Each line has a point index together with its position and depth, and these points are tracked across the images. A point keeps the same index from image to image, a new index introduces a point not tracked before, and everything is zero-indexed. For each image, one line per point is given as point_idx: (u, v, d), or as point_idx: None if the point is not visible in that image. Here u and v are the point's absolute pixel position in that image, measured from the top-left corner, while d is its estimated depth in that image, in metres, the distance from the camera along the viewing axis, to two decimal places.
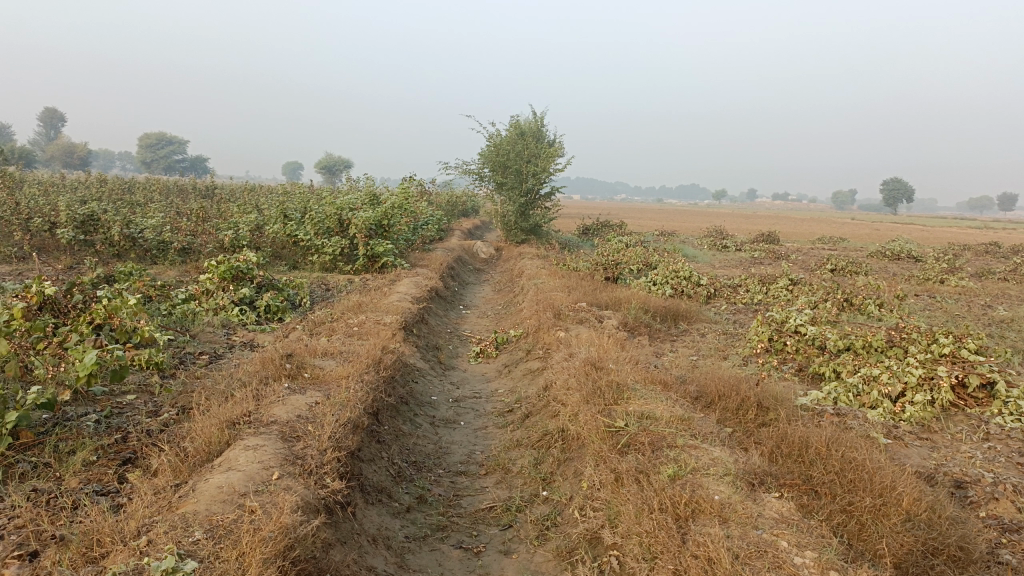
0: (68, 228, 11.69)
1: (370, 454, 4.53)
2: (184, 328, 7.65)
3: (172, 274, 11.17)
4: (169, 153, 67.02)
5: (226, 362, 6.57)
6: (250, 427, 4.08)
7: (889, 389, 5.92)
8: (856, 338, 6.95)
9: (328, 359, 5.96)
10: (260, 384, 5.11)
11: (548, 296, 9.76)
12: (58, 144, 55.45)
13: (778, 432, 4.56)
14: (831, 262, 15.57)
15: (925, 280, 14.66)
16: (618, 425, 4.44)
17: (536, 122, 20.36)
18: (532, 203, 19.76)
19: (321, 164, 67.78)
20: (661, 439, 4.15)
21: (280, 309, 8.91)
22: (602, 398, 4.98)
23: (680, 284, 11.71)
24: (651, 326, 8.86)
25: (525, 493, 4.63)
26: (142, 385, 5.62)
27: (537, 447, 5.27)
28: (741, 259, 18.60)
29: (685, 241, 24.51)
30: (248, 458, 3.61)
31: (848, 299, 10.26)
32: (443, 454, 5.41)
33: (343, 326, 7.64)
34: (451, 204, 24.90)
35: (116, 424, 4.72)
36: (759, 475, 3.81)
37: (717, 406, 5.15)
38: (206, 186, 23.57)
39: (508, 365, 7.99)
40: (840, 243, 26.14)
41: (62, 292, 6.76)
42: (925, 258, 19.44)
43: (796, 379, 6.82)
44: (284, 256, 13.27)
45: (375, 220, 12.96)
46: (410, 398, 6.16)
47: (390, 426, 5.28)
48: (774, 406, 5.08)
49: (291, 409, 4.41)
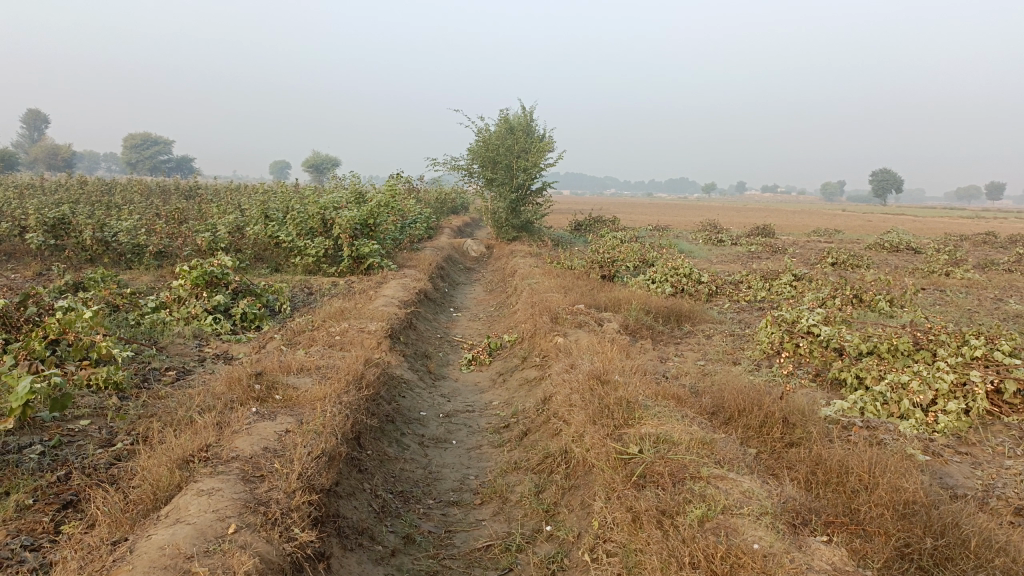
0: (37, 233, 11.10)
1: (348, 488, 3.98)
2: (152, 340, 7.09)
3: (146, 280, 10.57)
4: (155, 154, 66.11)
5: (196, 377, 6.02)
6: (209, 464, 3.52)
7: (920, 397, 5.40)
8: (879, 340, 6.42)
9: (304, 375, 5.40)
10: (226, 408, 4.54)
11: (544, 298, 9.21)
12: (40, 145, 54.70)
13: (810, 454, 4.04)
14: (832, 255, 15.08)
15: (930, 273, 14.19)
16: (631, 451, 3.88)
17: (526, 116, 19.77)
18: (522, 199, 19.20)
19: (309, 162, 66.89)
20: (683, 469, 3.60)
21: (257, 317, 8.33)
22: (610, 417, 4.43)
23: (681, 282, 11.19)
24: (653, 328, 8.32)
25: (527, 528, 4.09)
26: (98, 409, 5.06)
27: (538, 472, 4.72)
28: (739, 253, 18.11)
29: (679, 235, 24.00)
30: (201, 506, 3.05)
31: (857, 295, 9.76)
32: (433, 480, 4.86)
33: (324, 335, 7.07)
34: (440, 201, 24.30)
35: (63, 457, 4.15)
36: (799, 513, 3.28)
37: (737, 423, 4.62)
38: (189, 185, 22.94)
39: (502, 373, 7.44)
40: (836, 235, 25.76)
41: (15, 304, 6.19)
42: (925, 249, 18.98)
43: (815, 385, 6.32)
44: (266, 259, 12.70)
45: (360, 220, 12.39)
46: (396, 416, 5.61)
47: (373, 451, 4.74)
48: (802, 421, 4.55)
49: (256, 440, 3.85)
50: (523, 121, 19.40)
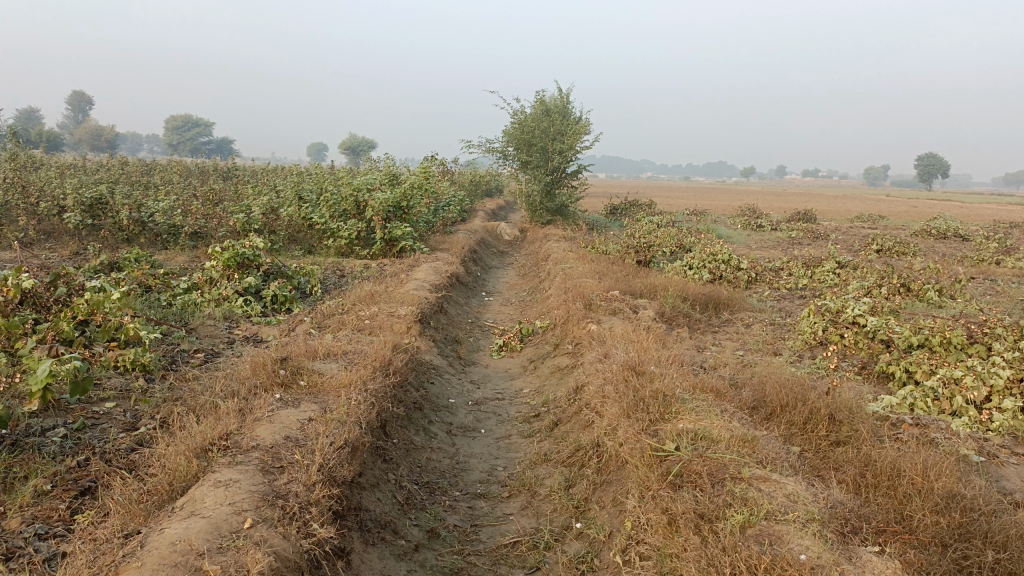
0: (75, 213, 11.18)
1: (372, 479, 3.85)
2: (182, 321, 7.05)
3: (181, 261, 10.59)
4: (195, 136, 66.86)
5: (224, 360, 5.95)
6: (228, 454, 3.41)
7: (974, 394, 5.10)
8: (930, 332, 6.10)
9: (330, 361, 5.28)
10: (249, 394, 4.43)
11: (578, 283, 9.01)
12: (84, 127, 55.61)
13: (858, 456, 3.81)
14: (877, 242, 14.60)
15: (980, 261, 13.64)
16: (666, 448, 3.68)
17: (562, 98, 19.45)
18: (557, 182, 18.93)
19: (345, 143, 67.12)
20: (722, 468, 3.40)
21: (288, 299, 8.26)
22: (645, 411, 4.22)
23: (719, 268, 10.88)
24: (690, 316, 8.07)
25: (556, 525, 3.92)
26: (124, 392, 5.00)
27: (568, 466, 4.56)
28: (778, 239, 17.66)
29: (717, 220, 23.52)
30: (217, 499, 2.94)
31: (905, 284, 9.37)
32: (460, 471, 4.72)
33: (353, 319, 6.95)
34: (474, 184, 24.11)
35: (86, 440, 4.08)
36: (848, 521, 3.06)
37: (780, 419, 4.39)
38: (226, 167, 23.07)
39: (534, 360, 7.27)
40: (879, 220, 25.08)
41: (46, 284, 6.17)
42: (974, 237, 18.31)
43: (860, 379, 6.04)
44: (300, 240, 12.67)
45: (393, 202, 12.27)
46: (424, 403, 5.49)
47: (399, 440, 4.62)
48: (849, 419, 4.30)
49: (277, 429, 3.73)
50: (559, 103, 19.11)
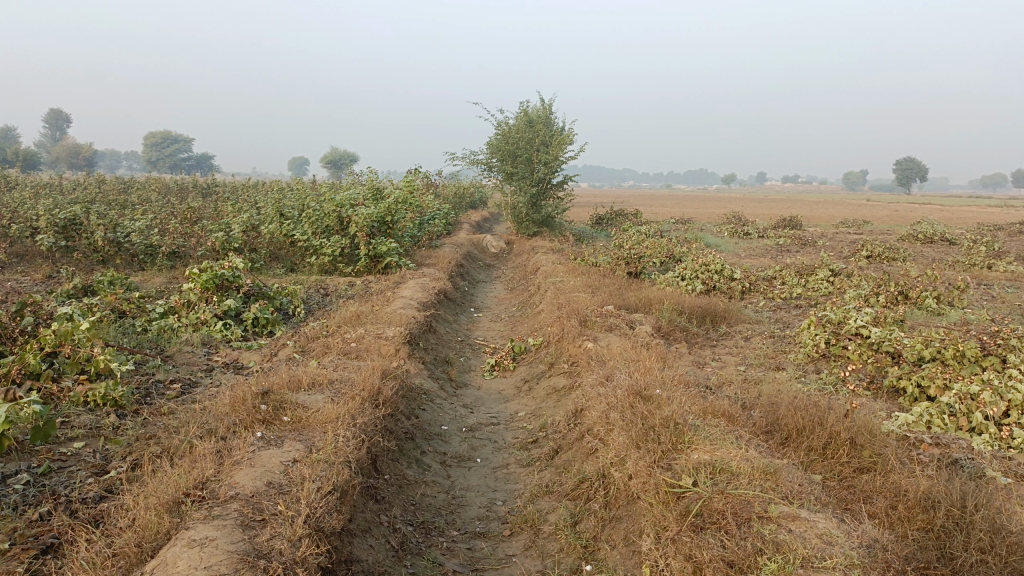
0: (48, 234, 10.78)
1: (363, 524, 3.54)
2: (158, 349, 6.71)
3: (158, 283, 10.22)
4: (175, 152, 66.19)
5: (203, 392, 5.62)
6: (205, 505, 3.09)
7: (993, 409, 4.83)
8: (942, 345, 5.84)
9: (315, 391, 4.95)
10: (228, 432, 4.10)
11: (570, 298, 8.75)
12: (61, 145, 54.91)
13: (886, 485, 3.55)
14: (866, 248, 14.46)
15: (971, 266, 13.50)
16: (683, 484, 3.40)
17: (545, 109, 19.25)
18: (543, 193, 18.70)
19: (325, 158, 66.72)
20: (747, 506, 3.12)
21: (270, 322, 7.92)
22: (655, 441, 3.94)
23: (712, 279, 10.65)
24: (687, 331, 7.82)
25: (564, 568, 3.62)
26: (94, 429, 4.66)
27: (573, 499, 4.26)
28: (766, 247, 17.51)
29: (703, 228, 23.39)
30: (192, 562, 2.63)
31: (903, 292, 9.16)
32: (457, 507, 4.41)
33: (339, 342, 6.63)
34: (458, 196, 23.86)
35: (49, 488, 3.73)
36: (890, 565, 2.80)
37: (796, 445, 4.13)
38: (205, 183, 22.64)
39: (528, 381, 6.99)
40: (864, 225, 25.08)
41: (10, 315, 5.81)
42: (960, 242, 18.24)
43: (870, 395, 5.79)
44: (282, 258, 12.33)
45: (378, 217, 11.96)
46: (416, 433, 5.19)
47: (391, 476, 4.32)
48: (871, 443, 4.04)
49: (258, 473, 3.41)
50: (542, 113, 18.90)
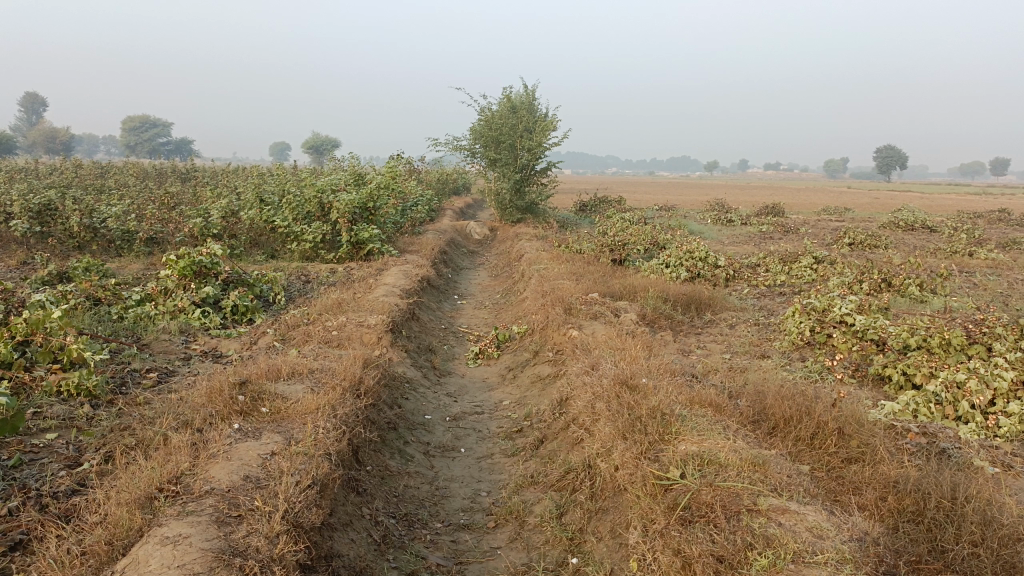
0: (22, 220, 10.54)
1: (344, 518, 3.45)
2: (135, 337, 6.56)
3: (135, 269, 10.02)
4: (153, 136, 65.27)
5: (180, 381, 5.49)
6: (179, 501, 2.99)
7: (978, 398, 4.82)
8: (927, 333, 5.82)
9: (295, 381, 4.85)
10: (205, 424, 3.99)
11: (554, 286, 8.67)
12: (38, 129, 53.97)
13: (876, 476, 3.52)
14: (849, 235, 14.49)
15: (952, 253, 13.57)
16: (671, 476, 3.35)
17: (528, 95, 19.09)
18: (527, 179, 18.58)
19: (307, 143, 65.90)
20: (736, 499, 3.07)
21: (249, 309, 7.78)
22: (642, 432, 3.88)
23: (697, 266, 10.61)
24: (672, 318, 7.78)
25: (549, 561, 3.56)
26: (67, 420, 4.52)
27: (558, 490, 4.20)
28: (749, 234, 17.52)
29: (687, 216, 23.39)
30: (164, 561, 2.53)
31: (886, 279, 9.17)
32: (441, 498, 4.33)
33: (320, 331, 6.52)
34: (441, 182, 23.68)
35: (19, 481, 3.60)
36: (881, 559, 2.76)
37: (785, 435, 4.09)
38: (185, 168, 22.30)
39: (512, 369, 6.92)
40: (846, 212, 25.18)
41: None
42: (941, 229, 18.36)
43: (856, 383, 5.77)
44: (262, 244, 12.15)
45: (360, 203, 11.80)
46: (398, 423, 5.10)
47: (373, 468, 4.23)
48: (859, 432, 4.00)
49: (234, 467, 3.30)
50: (526, 99, 18.76)
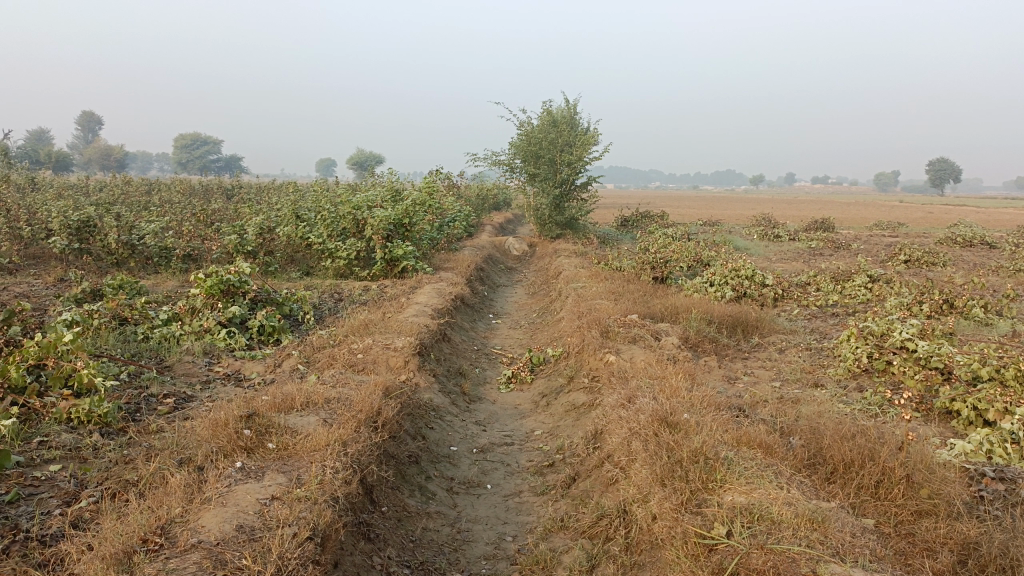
0: (61, 237, 10.49)
1: (349, 570, 3.13)
2: (157, 359, 6.36)
3: (170, 287, 9.91)
4: (204, 153, 66.69)
5: (196, 407, 5.24)
6: (162, 556, 2.71)
7: None
8: (1001, 363, 5.29)
9: (309, 411, 4.55)
10: (208, 461, 3.72)
11: (592, 306, 8.30)
12: (93, 147, 55.32)
13: (954, 535, 3.06)
14: (905, 252, 13.78)
15: (1017, 271, 12.78)
16: (716, 535, 2.97)
17: (569, 109, 18.82)
18: (567, 194, 18.22)
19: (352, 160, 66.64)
20: (792, 566, 2.68)
21: (276, 330, 7.54)
22: (683, 478, 3.49)
23: (743, 285, 10.11)
24: (717, 342, 7.32)
25: None
26: (72, 449, 4.27)
27: (590, 538, 3.82)
28: (798, 250, 16.89)
29: (733, 231, 22.75)
30: None
31: (948, 300, 8.56)
32: (461, 543, 3.98)
33: (345, 354, 6.25)
34: (481, 197, 23.44)
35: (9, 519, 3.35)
36: None
37: (845, 483, 3.64)
38: (231, 184, 22.40)
39: (545, 396, 6.54)
40: (899, 227, 24.25)
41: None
42: (1002, 245, 17.46)
43: (920, 419, 5.26)
44: (298, 261, 11.98)
45: (395, 220, 11.57)
46: (420, 456, 4.77)
47: (389, 510, 3.91)
48: (930, 479, 3.53)
49: (228, 515, 3.01)
50: (566, 114, 18.46)
